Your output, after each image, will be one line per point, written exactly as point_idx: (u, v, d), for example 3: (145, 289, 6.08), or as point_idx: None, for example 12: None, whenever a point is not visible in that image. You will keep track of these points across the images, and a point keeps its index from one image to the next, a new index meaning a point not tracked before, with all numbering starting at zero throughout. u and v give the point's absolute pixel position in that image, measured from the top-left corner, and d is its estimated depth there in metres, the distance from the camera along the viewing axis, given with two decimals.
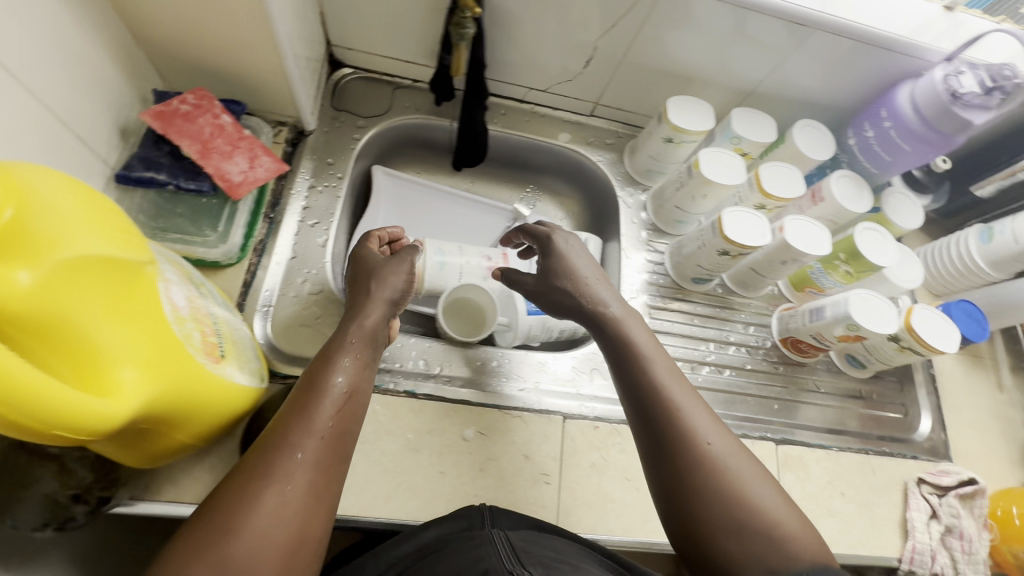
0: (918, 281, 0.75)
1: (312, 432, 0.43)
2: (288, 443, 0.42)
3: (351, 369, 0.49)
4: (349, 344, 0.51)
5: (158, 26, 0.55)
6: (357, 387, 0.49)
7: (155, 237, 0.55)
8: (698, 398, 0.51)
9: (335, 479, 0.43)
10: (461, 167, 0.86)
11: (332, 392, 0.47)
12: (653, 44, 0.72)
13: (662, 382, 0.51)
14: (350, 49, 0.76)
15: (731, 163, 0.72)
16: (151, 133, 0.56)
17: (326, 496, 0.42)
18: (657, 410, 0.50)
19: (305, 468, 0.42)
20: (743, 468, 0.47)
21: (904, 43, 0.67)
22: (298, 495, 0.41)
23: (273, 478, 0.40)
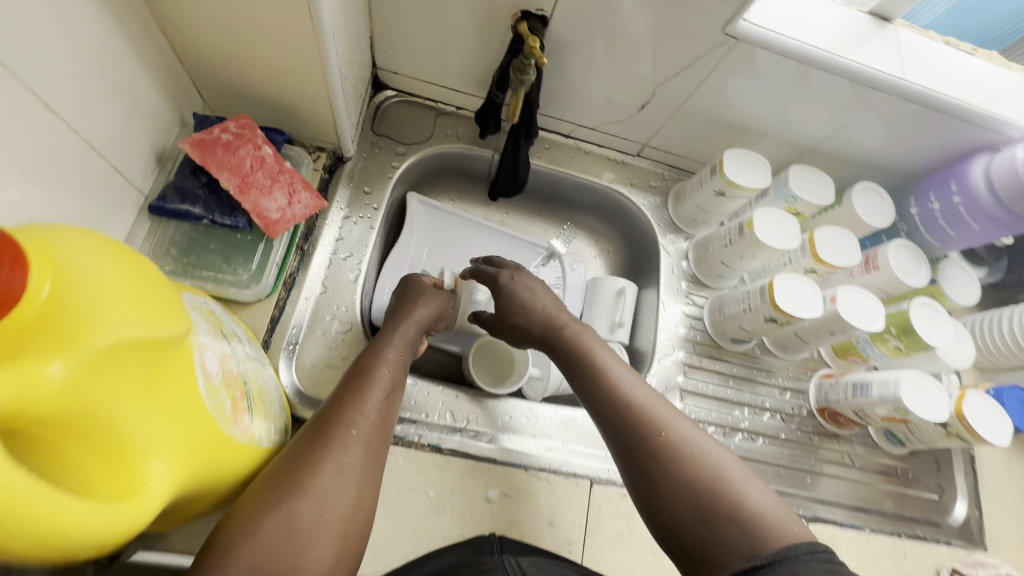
0: (970, 359, 0.71)
1: (366, 411, 0.46)
2: (346, 417, 0.45)
3: (395, 363, 0.52)
4: (390, 344, 0.55)
5: (205, 50, 0.53)
6: (399, 379, 0.52)
7: (184, 275, 0.52)
8: (657, 397, 0.53)
9: (382, 457, 0.45)
10: (498, 198, 0.83)
11: (381, 378, 0.50)
12: (713, 93, 0.68)
13: (615, 384, 0.54)
14: (396, 74, 0.73)
15: (787, 225, 0.69)
16: (188, 161, 0.53)
17: (376, 469, 0.44)
18: (619, 411, 0.52)
19: (360, 440, 0.44)
20: (713, 454, 0.48)
21: (987, 117, 0.63)
22: (355, 463, 0.42)
23: (332, 447, 0.42)
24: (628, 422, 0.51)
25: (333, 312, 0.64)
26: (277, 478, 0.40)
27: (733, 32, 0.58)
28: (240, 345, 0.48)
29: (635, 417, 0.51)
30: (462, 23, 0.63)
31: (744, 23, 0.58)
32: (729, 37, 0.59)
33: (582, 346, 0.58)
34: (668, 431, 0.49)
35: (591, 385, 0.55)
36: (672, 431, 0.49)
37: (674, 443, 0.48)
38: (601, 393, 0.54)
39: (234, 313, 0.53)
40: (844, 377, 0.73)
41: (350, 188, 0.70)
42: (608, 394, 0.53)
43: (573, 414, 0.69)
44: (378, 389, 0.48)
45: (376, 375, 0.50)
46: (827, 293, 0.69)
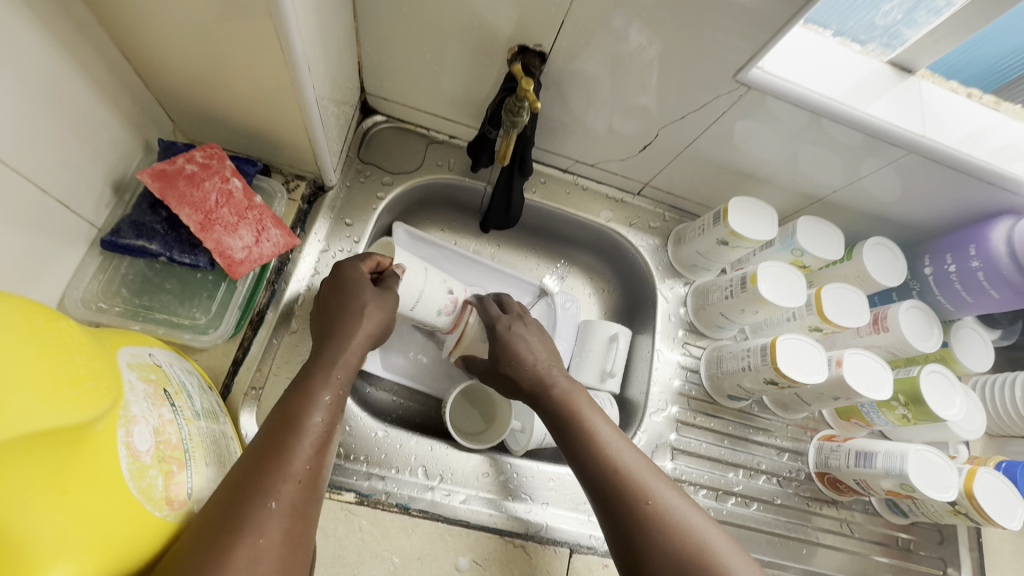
0: (981, 431, 0.67)
1: (290, 475, 0.38)
2: (266, 483, 0.37)
3: (331, 407, 0.44)
4: (325, 382, 0.46)
5: (171, 73, 0.49)
6: (334, 425, 0.44)
7: (136, 317, 0.49)
8: (642, 458, 0.50)
9: (311, 526, 0.38)
10: (489, 230, 0.78)
11: (312, 429, 0.42)
12: (720, 138, 0.64)
13: (599, 441, 0.51)
14: (386, 100, 0.69)
15: (794, 282, 0.65)
16: (147, 192, 0.49)
17: (302, 546, 0.37)
18: (602, 480, 0.48)
19: (281, 512, 0.36)
20: (700, 523, 0.45)
21: (1011, 180, 0.60)
22: (275, 542, 0.35)
23: (244, 530, 0.34)
24: (611, 484, 0.48)
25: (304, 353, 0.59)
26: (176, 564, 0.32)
27: (744, 80, 0.55)
28: (194, 401, 0.44)
29: (619, 480, 0.48)
30: (456, 54, 0.60)
31: (756, 70, 0.54)
32: (739, 83, 0.56)
33: (565, 398, 0.55)
34: (654, 499, 0.46)
35: (573, 440, 0.52)
36: (657, 497, 0.47)
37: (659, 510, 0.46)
38: (583, 452, 0.51)
39: (187, 359, 0.49)
40: (847, 442, 0.69)
41: (330, 219, 0.66)
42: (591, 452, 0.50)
43: (557, 472, 0.64)
44: (308, 444, 0.41)
45: (306, 425, 0.42)
46: (833, 355, 0.64)
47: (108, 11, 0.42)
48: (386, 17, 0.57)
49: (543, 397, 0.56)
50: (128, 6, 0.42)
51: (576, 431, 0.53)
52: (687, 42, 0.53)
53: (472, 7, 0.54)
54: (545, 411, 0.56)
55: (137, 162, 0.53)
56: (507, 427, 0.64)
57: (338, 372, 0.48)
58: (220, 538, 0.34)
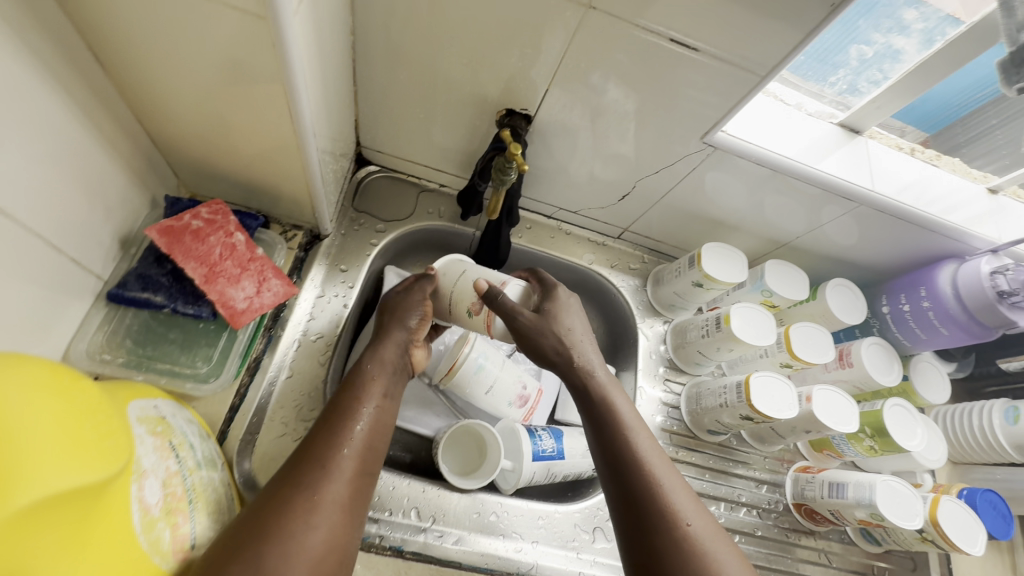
0: (943, 460, 0.71)
1: (345, 446, 0.47)
2: (324, 455, 0.46)
3: (378, 398, 0.53)
4: (371, 374, 0.55)
5: (181, 135, 0.52)
6: (383, 413, 0.53)
7: (139, 368, 0.50)
8: (678, 480, 0.49)
9: (364, 492, 0.47)
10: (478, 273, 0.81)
11: (364, 417, 0.50)
12: (692, 189, 0.70)
13: (641, 451, 0.50)
14: (380, 153, 0.73)
15: (765, 322, 0.70)
16: (154, 246, 0.52)
17: (352, 512, 0.45)
18: (637, 487, 0.48)
19: (336, 479, 0.45)
20: (725, 557, 0.44)
21: (950, 228, 0.66)
22: (330, 504, 0.43)
23: (308, 485, 0.44)
24: (643, 496, 0.47)
25: (299, 397, 0.60)
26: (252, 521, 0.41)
27: (710, 141, 0.61)
28: (196, 451, 0.45)
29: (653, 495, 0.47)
30: (448, 114, 0.65)
31: (721, 133, 0.61)
32: (706, 144, 0.62)
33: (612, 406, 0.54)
34: (691, 523, 0.46)
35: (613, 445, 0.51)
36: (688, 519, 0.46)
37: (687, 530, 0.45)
38: (619, 457, 0.50)
39: (186, 407, 0.50)
40: (821, 473, 0.72)
41: (326, 265, 0.69)
42: (628, 460, 0.50)
43: (545, 510, 0.66)
44: (361, 425, 0.50)
45: (357, 412, 0.50)
46: (804, 391, 0.69)
47: (130, 84, 0.46)
48: (385, 82, 0.62)
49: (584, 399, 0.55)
50: (149, 80, 0.45)
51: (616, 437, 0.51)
52: (659, 107, 0.59)
53: (465, 76, 0.59)
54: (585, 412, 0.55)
55: (143, 217, 0.55)
56: (497, 466, 0.64)
57: (385, 365, 0.57)
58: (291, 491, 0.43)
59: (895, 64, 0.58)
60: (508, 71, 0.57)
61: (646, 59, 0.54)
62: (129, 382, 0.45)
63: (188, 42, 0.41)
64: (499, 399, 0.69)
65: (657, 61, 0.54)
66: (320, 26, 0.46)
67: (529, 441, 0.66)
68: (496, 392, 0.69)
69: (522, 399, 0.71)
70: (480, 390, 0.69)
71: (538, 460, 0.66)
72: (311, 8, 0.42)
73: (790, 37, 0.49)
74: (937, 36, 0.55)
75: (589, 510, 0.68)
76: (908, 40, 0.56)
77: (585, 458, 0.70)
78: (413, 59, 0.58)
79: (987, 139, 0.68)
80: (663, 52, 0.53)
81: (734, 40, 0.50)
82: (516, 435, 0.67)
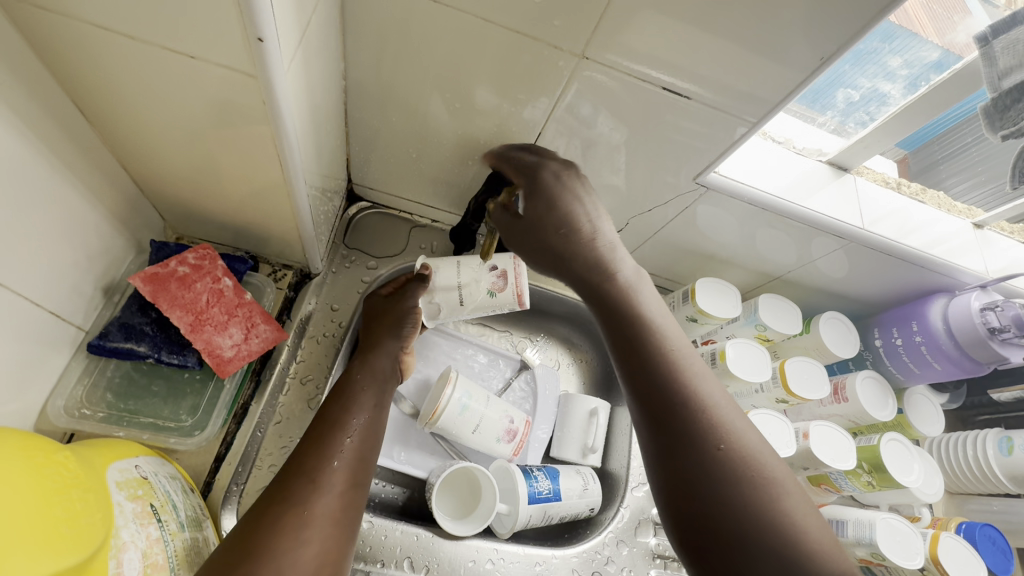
0: (941, 494, 0.71)
1: (332, 459, 0.49)
2: (313, 469, 0.48)
3: (367, 409, 0.55)
4: (363, 385, 0.58)
5: (167, 178, 0.51)
6: (372, 423, 0.55)
7: (120, 422, 0.49)
8: (717, 393, 0.43)
9: (354, 503, 0.48)
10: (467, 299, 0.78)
11: (352, 428, 0.53)
12: (684, 224, 0.70)
13: (694, 386, 0.43)
14: (372, 189, 0.73)
15: (760, 356, 0.70)
16: (138, 294, 0.50)
17: (344, 525, 0.47)
18: (664, 398, 0.42)
19: (325, 493, 0.47)
20: (802, 508, 0.37)
21: (939, 263, 0.67)
22: (321, 517, 0.45)
23: (296, 502, 0.45)
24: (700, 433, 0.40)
25: (287, 444, 0.58)
26: (243, 536, 0.43)
27: (703, 182, 0.62)
28: (179, 511, 0.43)
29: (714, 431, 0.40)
30: (441, 154, 0.65)
31: (713, 173, 0.62)
32: (698, 184, 0.63)
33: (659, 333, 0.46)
34: (727, 441, 0.40)
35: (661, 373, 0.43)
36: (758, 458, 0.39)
37: (759, 468, 0.39)
38: (667, 394, 0.42)
39: (169, 459, 0.48)
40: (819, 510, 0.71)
41: (316, 305, 0.67)
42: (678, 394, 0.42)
43: (542, 556, 0.64)
44: (350, 438, 0.52)
45: (347, 424, 0.53)
46: (800, 428, 0.68)
47: (117, 133, 0.45)
48: (377, 123, 0.62)
49: (621, 323, 0.48)
50: (137, 129, 0.45)
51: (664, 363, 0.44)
52: (651, 149, 0.60)
53: (458, 119, 0.59)
54: (620, 337, 0.47)
55: (127, 262, 0.54)
56: (494, 510, 0.62)
57: (374, 375, 0.60)
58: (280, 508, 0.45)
59: (881, 106, 0.59)
60: (502, 114, 0.58)
61: (638, 105, 0.55)
62: (110, 440, 0.43)
63: (177, 93, 0.41)
64: (487, 438, 0.67)
65: (649, 106, 0.55)
66: (314, 76, 0.46)
67: (525, 483, 0.65)
68: (484, 431, 0.67)
69: (510, 434, 0.69)
70: (468, 430, 0.67)
71: (534, 503, 0.64)
72: (305, 62, 0.43)
73: (778, 85, 0.50)
74: (921, 82, 0.56)
75: (587, 555, 0.66)
76: (894, 85, 0.57)
77: (581, 498, 0.69)
78: (406, 102, 0.58)
79: (964, 156, 0.67)
80: (655, 98, 0.54)
81: (724, 88, 0.52)
82: (511, 475, 0.66)
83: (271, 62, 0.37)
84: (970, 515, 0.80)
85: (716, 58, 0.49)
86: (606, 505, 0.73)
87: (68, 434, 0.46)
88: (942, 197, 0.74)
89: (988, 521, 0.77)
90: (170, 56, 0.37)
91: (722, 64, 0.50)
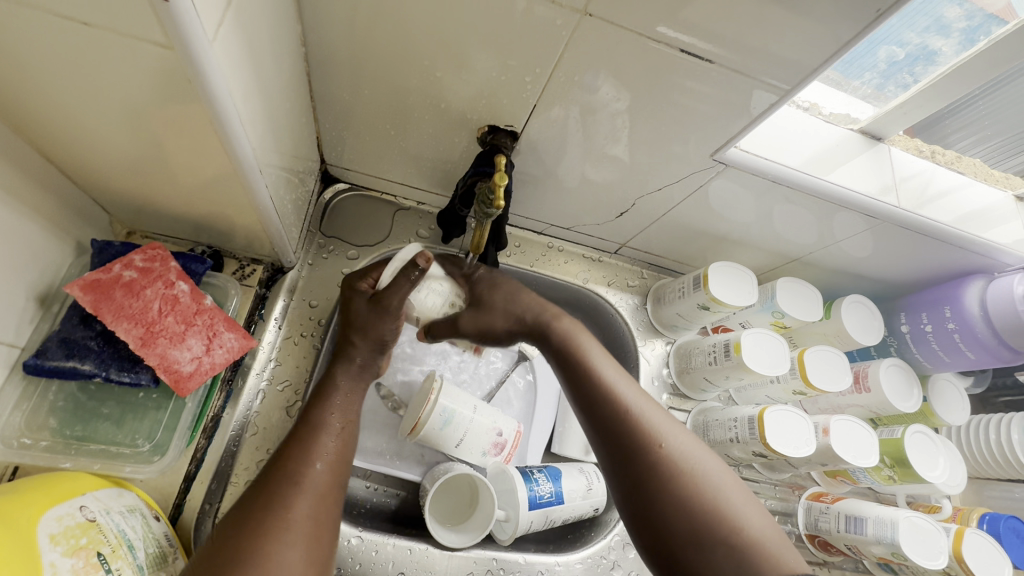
0: (963, 485, 0.67)
1: (314, 460, 0.44)
2: (295, 470, 0.43)
3: (344, 407, 0.50)
4: (340, 385, 0.51)
5: (98, 171, 0.44)
6: (349, 423, 0.50)
7: (68, 451, 0.44)
8: (656, 408, 0.50)
9: (334, 504, 0.43)
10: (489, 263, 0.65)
11: (333, 429, 0.47)
12: (695, 204, 0.64)
13: (645, 421, 0.48)
14: (348, 170, 0.65)
15: (776, 349, 0.64)
16: (78, 304, 0.44)
17: (327, 528, 0.41)
18: (635, 452, 0.46)
19: (306, 494, 0.42)
20: (750, 514, 0.43)
21: (986, 245, 0.61)
22: (303, 518, 0.40)
23: (278, 503, 0.40)
24: (677, 517, 0.43)
25: (265, 456, 0.54)
26: (224, 540, 0.38)
27: (722, 158, 0.55)
28: (137, 551, 0.39)
29: (691, 501, 0.43)
30: (423, 132, 0.57)
31: (734, 149, 0.55)
32: (717, 161, 0.56)
33: (612, 387, 0.50)
34: (686, 473, 0.45)
35: (625, 442, 0.47)
36: (735, 510, 0.43)
37: (734, 519, 0.42)
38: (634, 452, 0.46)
39: (129, 487, 0.43)
40: (837, 503, 0.67)
41: (291, 301, 0.61)
42: (647, 469, 0.45)
43: (545, 563, 0.61)
44: (329, 439, 0.46)
45: (326, 425, 0.47)
46: (819, 422, 0.63)
47: (27, 122, 0.38)
48: (348, 96, 0.54)
49: (574, 373, 0.52)
50: (51, 118, 0.37)
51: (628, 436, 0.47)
52: (660, 121, 0.52)
53: (438, 91, 0.52)
54: (587, 407, 0.50)
55: (67, 267, 0.48)
56: (492, 519, 0.58)
57: (355, 378, 0.53)
58: (260, 511, 0.39)
59: (929, 66, 0.52)
60: (490, 86, 0.50)
61: (647, 69, 0.47)
62: (54, 476, 0.39)
63: (83, 72, 0.33)
64: (473, 451, 0.63)
65: (659, 70, 0.47)
66: (257, 42, 0.38)
67: (525, 487, 0.61)
68: (470, 442, 0.62)
69: (498, 446, 0.64)
70: (456, 440, 0.62)
71: (535, 509, 0.60)
72: (240, 29, 0.35)
73: (814, 47, 0.43)
74: (980, 35, 0.48)
75: (592, 560, 0.63)
76: (947, 41, 0.50)
77: (586, 499, 0.65)
78: (378, 71, 0.50)
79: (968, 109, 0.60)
80: (666, 63, 0.46)
81: (748, 50, 0.44)
82: (507, 475, 0.62)
83: (187, 29, 0.29)
84: (989, 501, 0.76)
85: (739, 14, 0.41)
86: (612, 503, 0.70)
87: (11, 468, 0.42)
88: (979, 166, 0.67)
89: (1010, 510, 0.73)
90: (56, 24, 0.30)
91: (748, 22, 0.42)
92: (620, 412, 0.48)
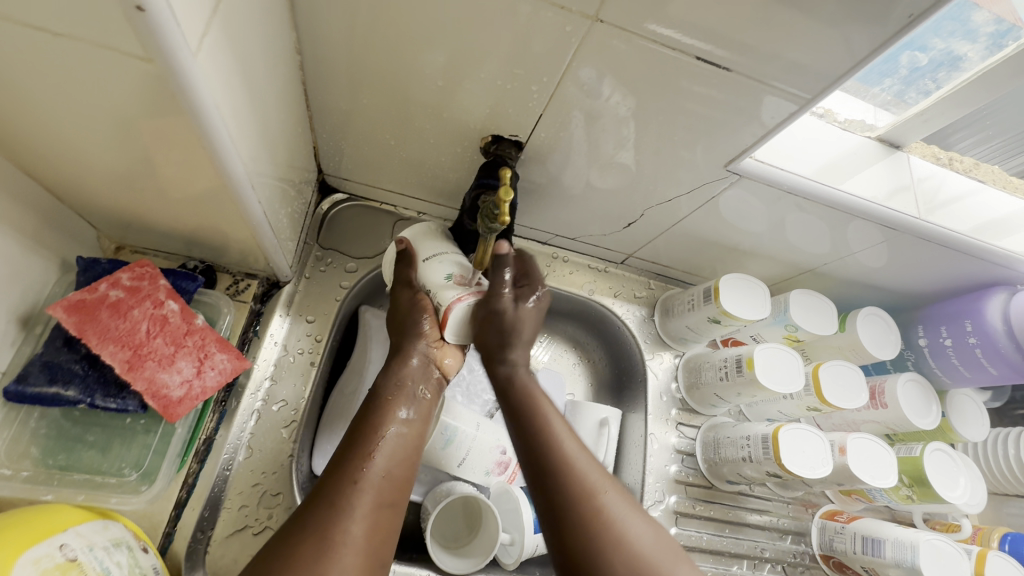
0: (984, 504, 0.64)
1: (359, 482, 0.42)
2: (337, 495, 0.41)
3: (406, 423, 0.48)
4: (393, 391, 0.50)
5: (82, 186, 0.42)
6: (409, 440, 0.48)
7: (50, 481, 0.41)
8: (602, 473, 0.49)
9: (385, 528, 0.42)
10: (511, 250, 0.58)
11: (385, 444, 0.46)
12: (706, 215, 0.62)
13: (587, 489, 0.47)
14: (346, 180, 0.63)
15: (790, 364, 0.62)
16: (61, 326, 0.42)
17: (372, 554, 0.40)
18: (578, 525, 0.46)
19: (352, 520, 0.40)
20: None
21: (1007, 256, 0.59)
22: (345, 546, 0.39)
23: (315, 534, 0.39)
24: None
25: (261, 480, 0.52)
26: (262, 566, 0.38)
27: (735, 169, 0.53)
28: None
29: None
30: (424, 141, 0.55)
31: (748, 159, 0.53)
32: (730, 171, 0.54)
33: (560, 451, 0.49)
34: (623, 549, 0.45)
35: (566, 514, 0.46)
36: None
37: None
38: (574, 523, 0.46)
39: (116, 518, 0.41)
40: (852, 523, 0.65)
41: (288, 316, 0.59)
42: (585, 541, 0.45)
43: None
44: (381, 455, 0.45)
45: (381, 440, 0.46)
46: (836, 441, 0.61)
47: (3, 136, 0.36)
48: (345, 105, 0.52)
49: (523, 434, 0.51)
50: (28, 132, 0.35)
51: (568, 502, 0.47)
52: (671, 129, 0.50)
53: (440, 100, 0.49)
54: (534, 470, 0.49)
55: (51, 286, 0.45)
56: (496, 544, 0.55)
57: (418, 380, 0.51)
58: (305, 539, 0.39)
59: (952, 72, 0.49)
60: (494, 95, 0.48)
61: (658, 76, 0.45)
62: (35, 509, 0.37)
63: (61, 85, 0.31)
64: (477, 470, 0.60)
65: (671, 78, 0.45)
66: (248, 50, 0.36)
67: (530, 509, 0.58)
68: (474, 460, 0.60)
69: (502, 465, 0.62)
70: (459, 460, 0.60)
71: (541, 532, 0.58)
72: (228, 37, 0.33)
73: (834, 54, 0.41)
74: (1008, 40, 0.46)
75: None
76: (973, 46, 0.47)
77: None
78: (376, 79, 0.48)
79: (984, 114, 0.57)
80: (678, 71, 0.44)
81: (763, 57, 0.42)
82: (511, 497, 0.60)
83: (170, 40, 0.27)
84: (1008, 520, 0.73)
85: (756, 20, 0.39)
86: None
87: None
88: (996, 173, 0.64)
89: None
90: (29, 37, 0.28)
91: (764, 27, 0.40)
92: (564, 479, 0.48)
